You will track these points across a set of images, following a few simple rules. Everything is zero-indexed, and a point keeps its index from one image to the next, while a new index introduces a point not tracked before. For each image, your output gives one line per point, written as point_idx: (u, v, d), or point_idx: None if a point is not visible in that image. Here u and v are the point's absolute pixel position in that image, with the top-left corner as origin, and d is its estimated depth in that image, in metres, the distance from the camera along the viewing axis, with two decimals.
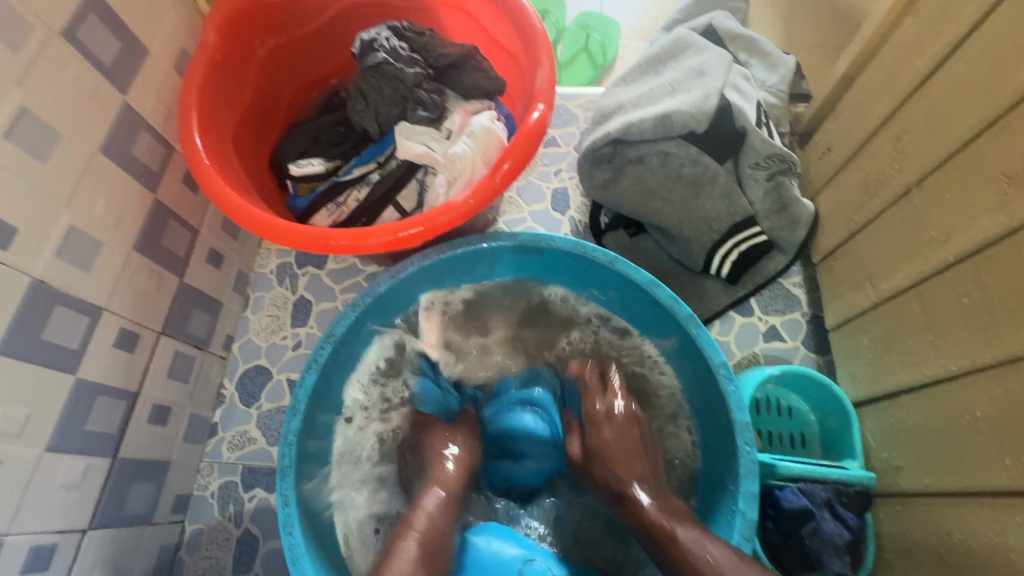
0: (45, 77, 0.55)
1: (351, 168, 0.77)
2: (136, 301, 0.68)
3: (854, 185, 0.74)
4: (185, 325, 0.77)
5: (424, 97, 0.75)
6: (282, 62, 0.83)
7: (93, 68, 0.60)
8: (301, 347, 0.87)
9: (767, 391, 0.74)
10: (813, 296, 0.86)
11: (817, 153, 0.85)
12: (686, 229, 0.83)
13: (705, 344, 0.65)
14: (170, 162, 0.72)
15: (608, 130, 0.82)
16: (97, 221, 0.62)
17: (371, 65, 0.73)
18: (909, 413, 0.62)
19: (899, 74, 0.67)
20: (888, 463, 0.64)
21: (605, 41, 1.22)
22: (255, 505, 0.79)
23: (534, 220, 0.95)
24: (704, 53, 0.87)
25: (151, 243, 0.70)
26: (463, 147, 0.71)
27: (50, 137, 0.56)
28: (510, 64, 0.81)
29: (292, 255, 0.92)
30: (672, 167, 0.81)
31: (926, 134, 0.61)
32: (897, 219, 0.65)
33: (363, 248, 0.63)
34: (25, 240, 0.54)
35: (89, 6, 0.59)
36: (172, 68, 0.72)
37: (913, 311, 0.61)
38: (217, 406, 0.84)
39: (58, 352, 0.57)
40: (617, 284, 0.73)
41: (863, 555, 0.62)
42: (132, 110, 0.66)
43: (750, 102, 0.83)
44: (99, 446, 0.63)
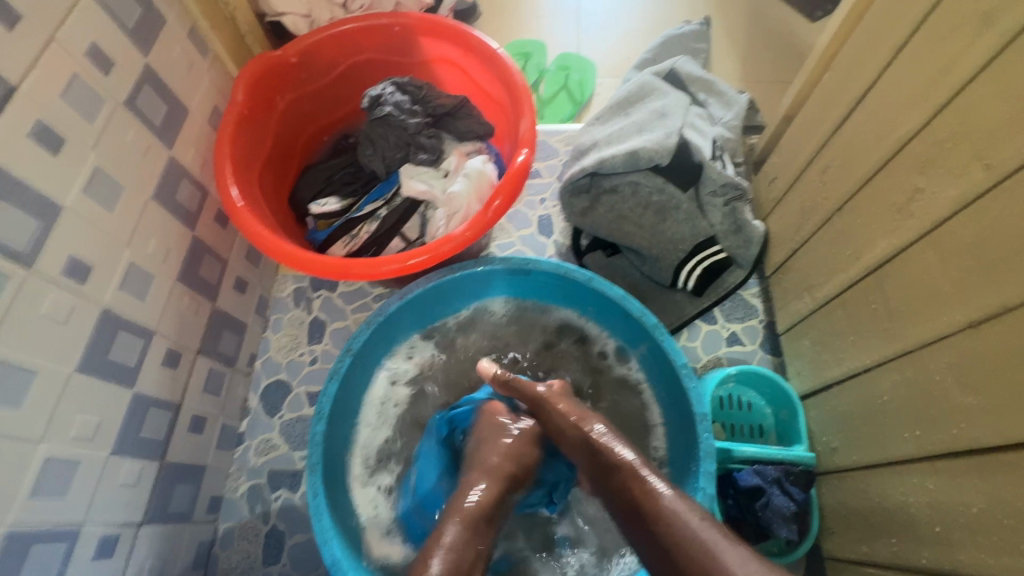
0: (113, 139, 0.66)
1: (362, 206, 0.89)
2: (179, 324, 0.78)
3: (794, 208, 0.86)
4: (216, 344, 0.87)
5: (425, 142, 0.87)
6: (298, 112, 0.95)
7: (147, 129, 0.71)
8: (317, 362, 0.97)
9: (728, 389, 0.85)
10: (768, 304, 0.98)
11: (766, 181, 0.98)
12: (655, 250, 0.96)
13: (669, 349, 0.77)
14: (205, 203, 0.83)
15: (584, 165, 0.94)
16: (149, 257, 0.72)
17: (378, 117, 0.85)
18: (840, 401, 0.73)
19: (823, 116, 0.80)
20: (827, 445, 0.76)
21: (583, 80, 1.36)
22: (281, 504, 0.88)
23: (522, 243, 1.06)
24: (666, 96, 1.00)
25: (190, 273, 0.80)
26: (459, 186, 0.82)
27: (116, 189, 0.67)
28: (498, 111, 0.93)
29: (307, 280, 1.03)
30: (641, 196, 0.93)
31: (842, 169, 0.74)
32: (825, 238, 0.77)
33: (376, 274, 0.74)
34: (98, 275, 0.64)
35: (145, 78, 0.70)
36: (207, 122, 0.83)
37: (839, 315, 0.73)
38: (243, 417, 0.94)
39: (120, 369, 0.68)
40: (595, 300, 0.84)
41: (809, 523, 0.73)
42: (176, 161, 0.77)
43: (706, 138, 0.96)
44: (151, 451, 0.73)
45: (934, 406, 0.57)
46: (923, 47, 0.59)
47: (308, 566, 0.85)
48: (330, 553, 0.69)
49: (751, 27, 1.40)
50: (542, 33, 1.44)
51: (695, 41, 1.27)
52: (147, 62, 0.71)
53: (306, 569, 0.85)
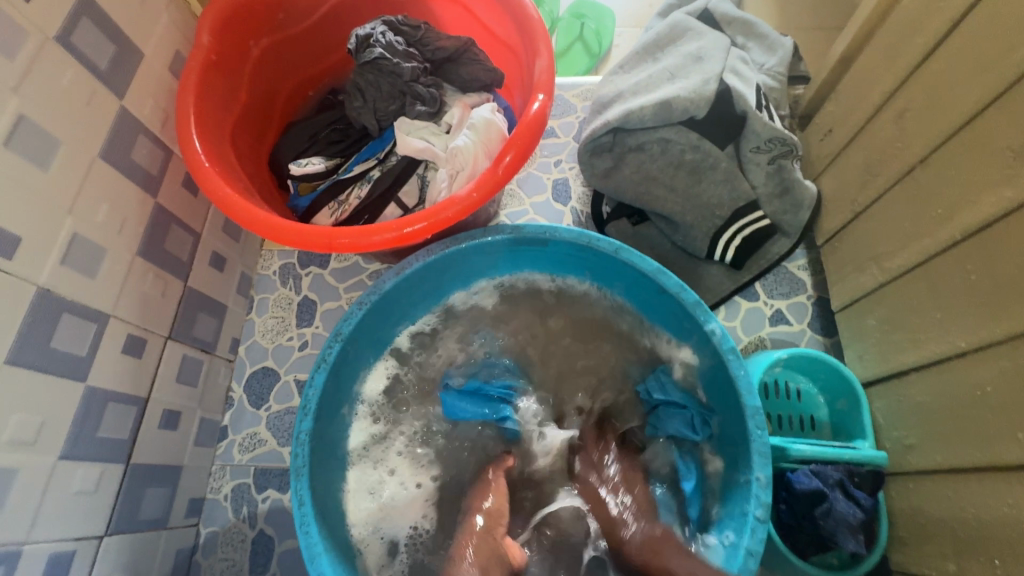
0: (42, 83, 0.54)
1: (351, 166, 0.77)
2: (143, 306, 0.68)
3: (856, 165, 0.73)
4: (191, 329, 0.77)
5: (422, 92, 0.74)
6: (277, 61, 0.83)
7: (89, 73, 0.60)
8: (307, 347, 0.87)
9: (776, 374, 0.74)
10: (818, 278, 0.86)
11: (817, 135, 0.85)
12: (689, 217, 0.83)
13: (713, 330, 0.65)
14: (169, 166, 0.72)
15: (607, 118, 0.81)
16: (100, 227, 0.61)
17: (367, 61, 0.72)
18: (918, 390, 0.62)
19: (901, 51, 0.66)
20: (898, 442, 0.65)
21: (600, 29, 1.21)
22: (269, 506, 0.79)
23: (535, 212, 0.94)
24: (702, 38, 0.86)
25: (154, 247, 0.70)
26: (464, 140, 0.70)
27: (50, 144, 0.55)
28: (507, 55, 0.80)
29: (294, 256, 0.92)
30: (673, 154, 0.81)
31: (927, 113, 0.61)
32: (900, 198, 0.65)
33: (367, 245, 0.63)
34: (29, 249, 0.53)
35: (82, 10, 0.58)
36: (167, 70, 0.71)
37: (920, 290, 0.61)
38: (226, 409, 0.84)
39: (67, 360, 0.57)
40: (622, 273, 0.72)
41: (876, 531, 0.62)
42: (130, 114, 0.65)
43: (750, 85, 0.83)
44: (113, 453, 0.63)
45: None
46: None
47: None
48: (318, 570, 0.59)
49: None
50: None
51: None
52: None
53: None
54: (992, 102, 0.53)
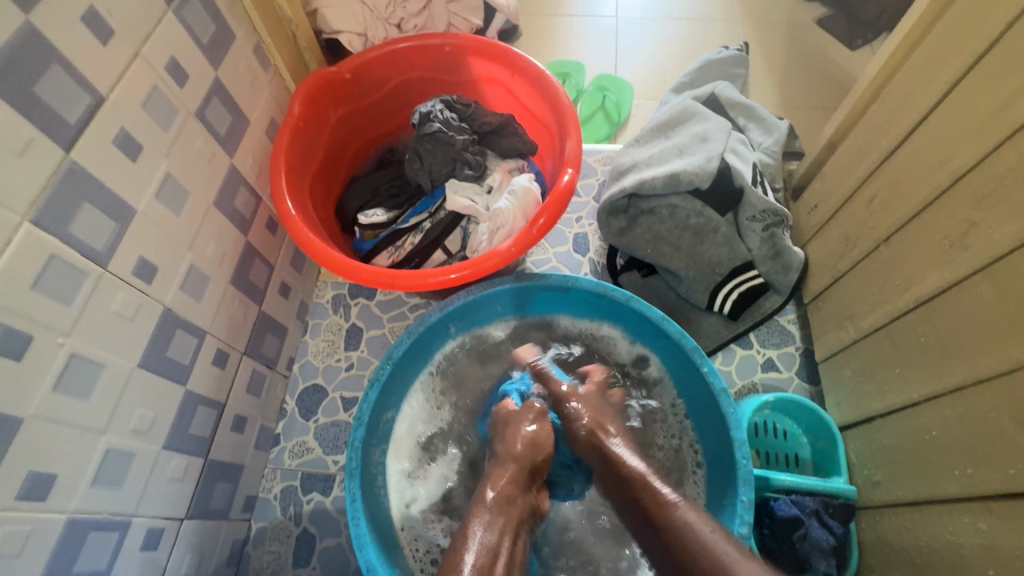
0: (184, 147, 0.70)
1: (407, 218, 0.90)
2: (229, 326, 0.81)
3: (836, 237, 0.86)
4: (260, 347, 0.90)
5: (470, 158, 0.89)
6: (348, 125, 0.99)
7: (213, 138, 0.75)
8: (353, 368, 1.00)
9: (764, 415, 0.84)
10: (806, 332, 0.97)
11: (806, 208, 0.98)
12: (692, 272, 0.96)
13: (708, 373, 0.76)
14: (258, 210, 0.87)
15: (624, 186, 0.96)
16: (208, 259, 0.75)
17: (427, 132, 0.88)
18: (884, 433, 0.72)
19: (873, 145, 0.80)
20: (868, 479, 0.75)
21: (620, 101, 1.38)
22: (313, 507, 0.90)
23: (557, 260, 1.08)
24: (708, 121, 1.01)
25: (241, 276, 0.83)
26: (506, 203, 0.84)
27: (183, 195, 0.70)
28: (542, 131, 0.95)
29: (346, 287, 1.06)
30: (679, 218, 0.94)
31: (890, 200, 0.74)
32: (870, 268, 0.77)
33: (422, 285, 0.76)
34: (162, 276, 0.67)
35: (214, 91, 0.74)
36: (265, 134, 0.87)
37: (885, 347, 0.72)
38: (279, 418, 0.96)
39: (176, 367, 0.70)
40: (631, 319, 0.85)
41: (847, 558, 0.72)
42: (236, 169, 0.80)
43: (747, 163, 0.97)
44: (197, 448, 0.75)
45: (989, 444, 0.56)
46: (987, 81, 0.60)
47: (338, 571, 0.86)
48: (364, 559, 0.69)
49: (790, 55, 1.41)
50: (580, 54, 1.46)
51: (734, 66, 1.28)
52: (217, 75, 0.75)
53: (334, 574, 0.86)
54: (936, 198, 0.66)
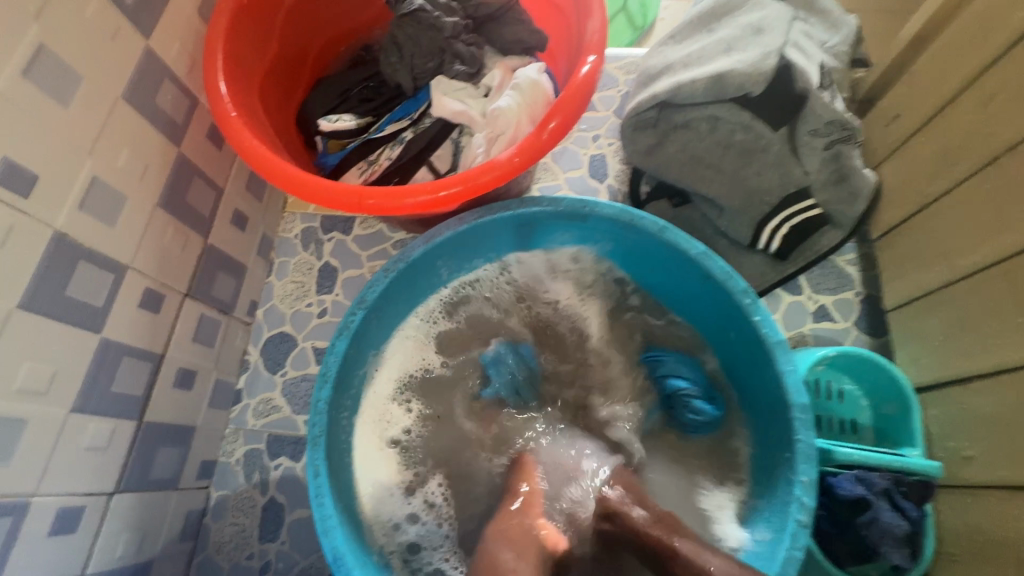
0: (66, 13, 0.51)
1: (383, 125, 0.72)
2: (162, 261, 0.65)
3: (928, 153, 0.68)
4: (210, 287, 0.74)
5: (462, 50, 0.70)
6: (311, 12, 0.78)
7: (115, 6, 0.56)
8: (327, 315, 0.84)
9: (816, 372, 0.70)
10: (869, 275, 0.81)
11: (882, 121, 0.79)
12: (736, 201, 0.78)
13: (762, 322, 0.61)
14: (194, 115, 0.68)
15: (655, 91, 0.77)
16: (121, 173, 0.58)
17: (405, 14, 0.68)
18: (983, 399, 0.58)
19: (993, 27, 0.61)
20: (954, 453, 0.61)
21: (645, 1, 1.14)
22: (281, 474, 0.77)
23: (570, 188, 0.90)
24: (763, 9, 0.80)
25: (176, 199, 0.67)
26: (507, 102, 0.65)
27: (70, 79, 0.52)
28: (550, 10, 0.74)
29: (317, 220, 0.89)
30: (720, 134, 0.76)
31: (1022, 96, 0.55)
32: (982, 189, 0.60)
33: (400, 208, 0.60)
34: (46, 189, 0.50)
35: None
36: (197, 13, 0.67)
37: (996, 290, 0.56)
38: (241, 371, 0.82)
39: (84, 309, 0.55)
40: (664, 256, 0.68)
41: (921, 544, 0.59)
42: (155, 57, 0.61)
43: (813, 62, 0.77)
44: (127, 409, 0.61)
45: None
46: None
47: (311, 547, 0.74)
48: (332, 545, 0.57)
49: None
50: None
51: None
52: None
53: (307, 550, 0.74)
54: None
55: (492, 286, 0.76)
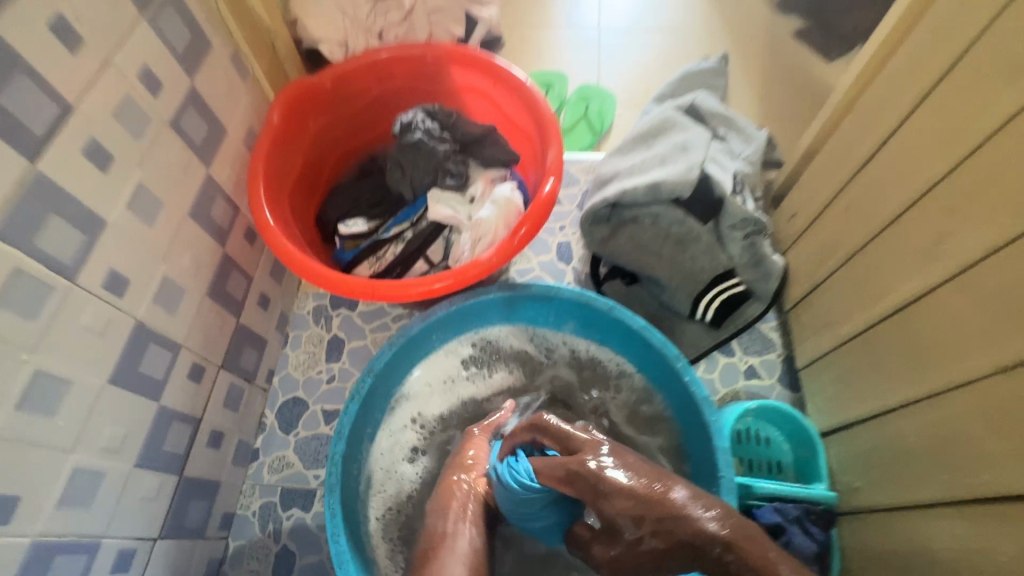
0: (157, 158, 0.68)
1: (389, 227, 0.90)
2: (205, 339, 0.79)
3: (814, 244, 0.87)
4: (238, 359, 0.88)
5: (452, 168, 0.90)
6: (329, 135, 0.98)
7: (188, 147, 0.73)
8: (335, 381, 0.98)
9: (745, 423, 0.85)
10: (786, 339, 0.98)
11: (785, 216, 1.00)
12: (675, 281, 0.97)
13: (692, 382, 0.77)
14: (236, 221, 0.85)
15: (606, 195, 0.96)
16: (183, 271, 0.74)
17: (409, 143, 0.88)
18: (862, 440, 0.73)
19: (842, 155, 0.81)
20: (848, 485, 0.76)
21: (602, 110, 1.43)
22: (292, 523, 0.88)
23: (541, 269, 1.08)
24: (688, 131, 1.02)
25: (218, 288, 0.82)
26: (488, 212, 0.84)
27: (156, 205, 0.68)
28: (523, 140, 0.96)
29: (327, 298, 1.05)
30: (662, 226, 0.95)
31: (865, 211, 0.73)
32: (846, 277, 0.77)
33: (405, 295, 0.76)
34: (135, 290, 0.65)
35: (189, 100, 0.73)
36: (242, 143, 0.85)
37: (861, 354, 0.73)
38: (258, 432, 0.94)
39: (149, 382, 0.68)
40: (614, 329, 0.85)
41: (829, 563, 0.72)
42: (212, 180, 0.79)
43: (727, 172, 0.98)
44: (171, 465, 0.73)
45: (961, 452, 0.57)
46: (946, 97, 0.60)
47: None
48: None
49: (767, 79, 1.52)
50: (565, 65, 1.58)
51: (714, 77, 1.36)
52: (192, 85, 0.73)
53: None
54: (908, 208, 0.65)
55: (479, 361, 0.92)
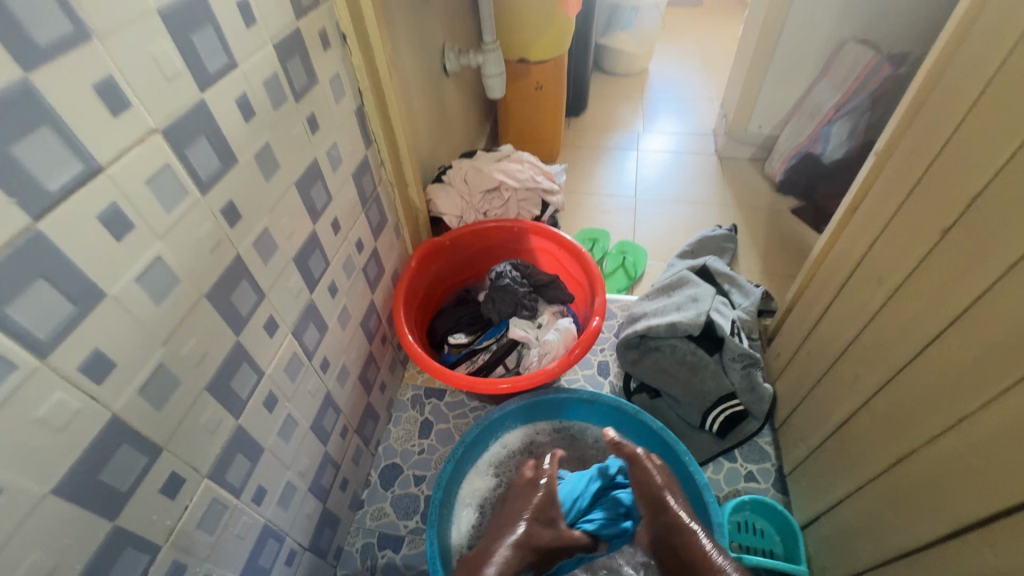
0: (354, 289, 1.10)
1: (481, 340, 1.28)
2: (351, 408, 1.14)
3: (791, 376, 1.18)
4: (363, 427, 1.22)
5: (528, 303, 1.28)
6: (443, 274, 1.41)
7: (366, 282, 1.16)
8: (424, 452, 1.30)
9: (745, 514, 1.10)
10: (778, 451, 1.24)
11: (773, 354, 1.32)
12: (688, 397, 1.28)
13: (695, 473, 1.06)
14: (378, 328, 1.25)
15: (636, 328, 1.32)
16: (350, 360, 1.12)
17: (500, 284, 1.28)
18: (825, 527, 0.97)
19: (802, 314, 1.16)
20: (819, 565, 0.98)
21: (636, 261, 1.85)
22: (385, 562, 1.14)
23: (584, 380, 1.41)
24: (698, 286, 1.39)
25: (363, 374, 1.19)
26: (553, 336, 1.21)
27: (348, 317, 1.09)
28: (578, 287, 1.36)
29: (422, 389, 1.40)
30: (678, 354, 1.28)
31: (819, 354, 1.05)
32: (810, 400, 1.07)
33: (494, 389, 1.10)
34: (330, 370, 1.03)
35: (372, 254, 1.17)
36: (390, 278, 1.29)
37: (820, 459, 1.01)
38: (365, 486, 1.24)
39: (324, 433, 1.03)
40: (640, 431, 1.16)
41: None
42: (373, 302, 1.20)
43: (726, 319, 1.32)
44: (321, 495, 1.04)
45: (875, 524, 0.82)
46: (853, 286, 0.96)
47: None
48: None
49: (769, 244, 1.94)
50: (608, 224, 2.05)
51: (724, 242, 1.79)
52: (375, 245, 1.18)
53: None
54: (839, 355, 0.98)
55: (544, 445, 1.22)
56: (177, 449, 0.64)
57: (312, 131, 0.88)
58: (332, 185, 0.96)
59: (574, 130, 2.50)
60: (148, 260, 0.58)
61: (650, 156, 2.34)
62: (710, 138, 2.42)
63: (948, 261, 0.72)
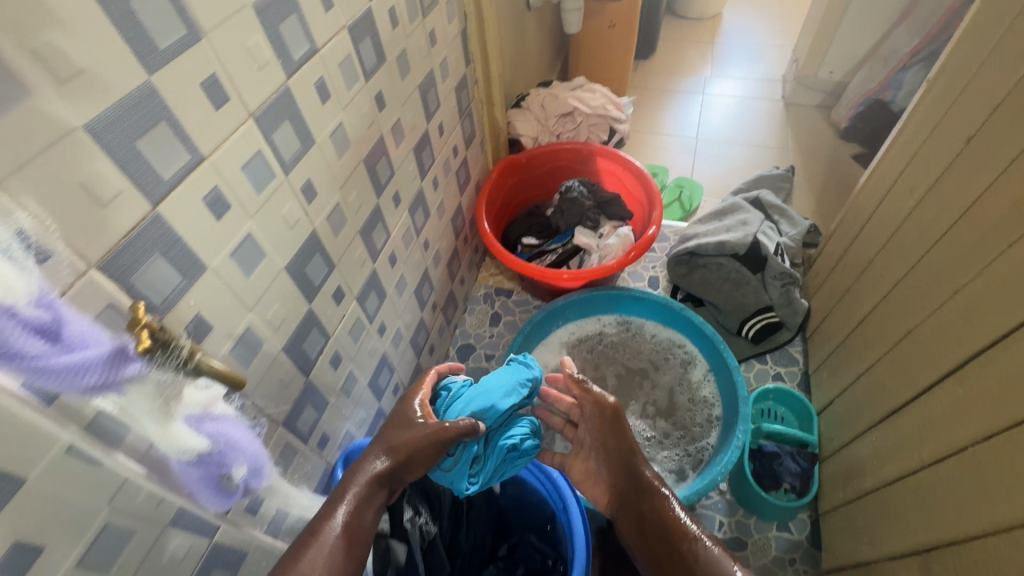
0: (449, 188, 1.32)
1: (548, 245, 1.48)
2: (440, 289, 1.39)
3: (826, 291, 1.32)
4: (446, 309, 1.47)
5: (592, 216, 1.47)
6: (517, 189, 1.61)
7: (457, 185, 1.37)
8: (494, 337, 1.54)
9: (769, 403, 1.28)
10: (806, 358, 1.40)
11: (812, 276, 1.45)
12: (728, 307, 1.44)
13: (726, 357, 1.24)
14: (462, 228, 1.47)
15: (687, 245, 1.47)
16: (442, 248, 1.35)
17: (569, 198, 1.47)
18: (838, 405, 1.15)
19: (842, 234, 1.29)
20: (828, 437, 1.16)
21: (692, 196, 1.98)
22: None
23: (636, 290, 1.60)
24: (749, 213, 1.52)
25: (450, 263, 1.43)
26: (613, 241, 1.39)
27: (443, 211, 1.31)
28: (637, 206, 1.53)
29: (493, 288, 1.64)
30: (724, 270, 1.44)
31: (852, 264, 1.19)
32: (839, 306, 1.22)
33: (559, 279, 1.31)
34: (429, 251, 1.27)
35: (463, 162, 1.38)
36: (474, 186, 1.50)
37: (842, 353, 1.17)
38: (445, 359, 1.50)
39: (422, 301, 1.28)
40: (683, 324, 1.35)
41: (808, 485, 1.13)
42: (460, 203, 1.42)
43: (772, 242, 1.46)
44: (416, 351, 1.30)
45: (879, 392, 0.99)
46: (888, 200, 1.08)
47: None
48: None
49: (826, 188, 2.00)
50: (667, 162, 2.17)
51: (780, 181, 1.88)
52: (465, 154, 1.39)
53: None
54: (868, 261, 1.12)
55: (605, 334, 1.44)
56: (342, 270, 0.89)
57: (430, 44, 1.08)
58: (440, 94, 1.16)
59: (642, 72, 2.57)
60: (335, 124, 0.80)
61: (715, 99, 2.40)
62: (778, 84, 2.44)
63: (968, 165, 0.84)
